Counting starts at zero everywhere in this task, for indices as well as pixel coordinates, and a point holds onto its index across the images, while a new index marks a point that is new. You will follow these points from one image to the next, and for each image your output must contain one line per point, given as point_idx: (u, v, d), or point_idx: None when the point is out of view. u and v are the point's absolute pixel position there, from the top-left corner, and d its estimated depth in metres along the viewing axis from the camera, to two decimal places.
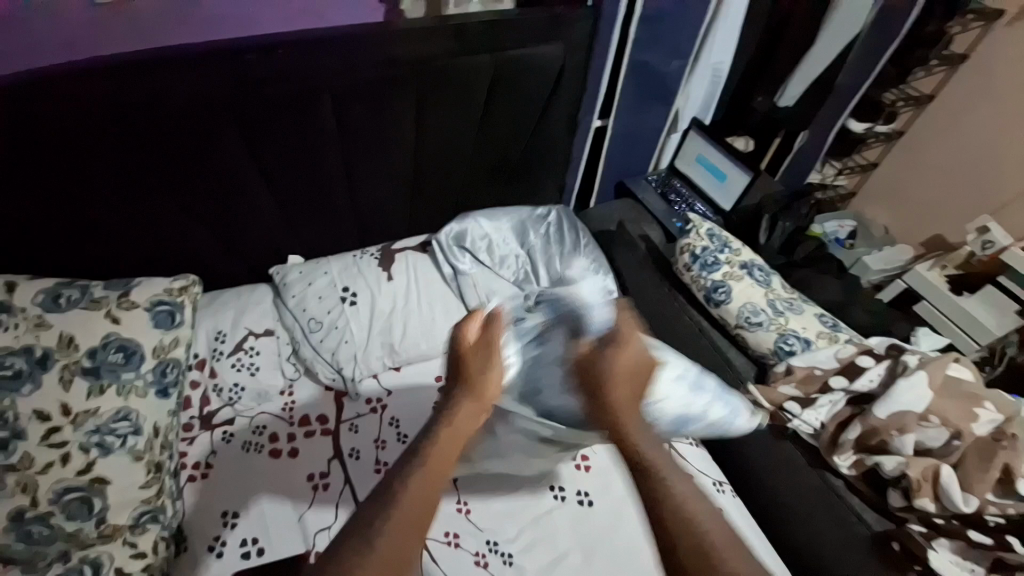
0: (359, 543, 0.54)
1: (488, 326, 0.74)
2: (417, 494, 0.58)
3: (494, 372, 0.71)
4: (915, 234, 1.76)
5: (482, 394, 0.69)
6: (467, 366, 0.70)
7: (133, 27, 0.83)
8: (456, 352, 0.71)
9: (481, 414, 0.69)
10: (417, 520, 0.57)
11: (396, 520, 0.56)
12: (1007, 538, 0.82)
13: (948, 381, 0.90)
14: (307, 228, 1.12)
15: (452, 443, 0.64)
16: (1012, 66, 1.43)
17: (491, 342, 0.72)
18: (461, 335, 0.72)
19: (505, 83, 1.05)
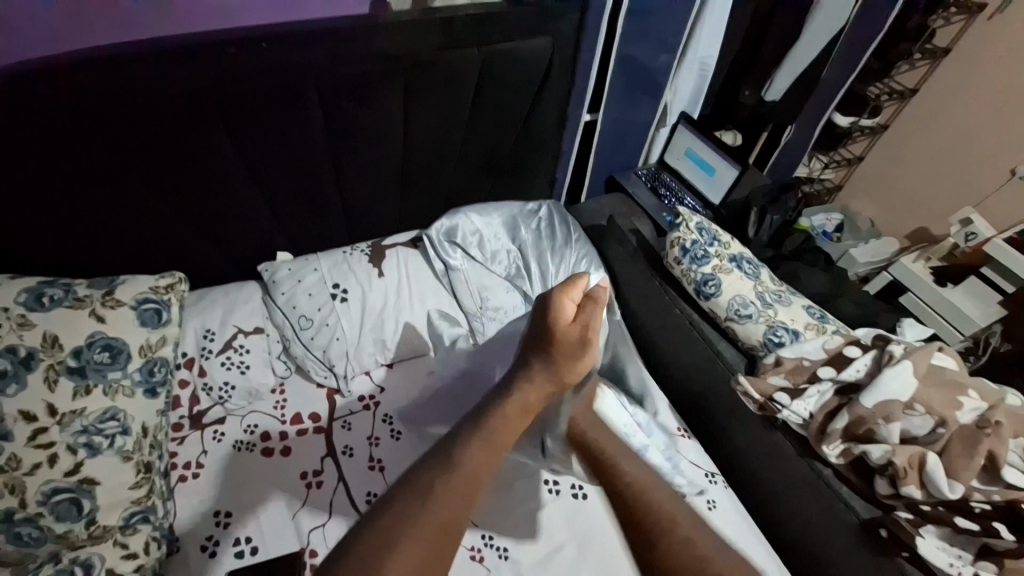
0: (414, 507, 0.52)
1: (587, 304, 0.73)
2: (477, 462, 0.57)
3: (585, 353, 0.71)
4: (899, 227, 1.78)
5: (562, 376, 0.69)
6: (559, 341, 0.69)
7: (108, 19, 0.81)
8: (552, 322, 0.70)
9: (557, 392, 0.69)
10: (473, 488, 0.56)
11: (452, 486, 0.54)
12: (992, 525, 0.83)
13: (932, 370, 0.92)
14: (295, 224, 1.11)
15: (523, 414, 0.65)
16: (993, 60, 1.46)
17: (590, 325, 0.72)
18: (558, 306, 0.71)
19: (493, 77, 1.04)
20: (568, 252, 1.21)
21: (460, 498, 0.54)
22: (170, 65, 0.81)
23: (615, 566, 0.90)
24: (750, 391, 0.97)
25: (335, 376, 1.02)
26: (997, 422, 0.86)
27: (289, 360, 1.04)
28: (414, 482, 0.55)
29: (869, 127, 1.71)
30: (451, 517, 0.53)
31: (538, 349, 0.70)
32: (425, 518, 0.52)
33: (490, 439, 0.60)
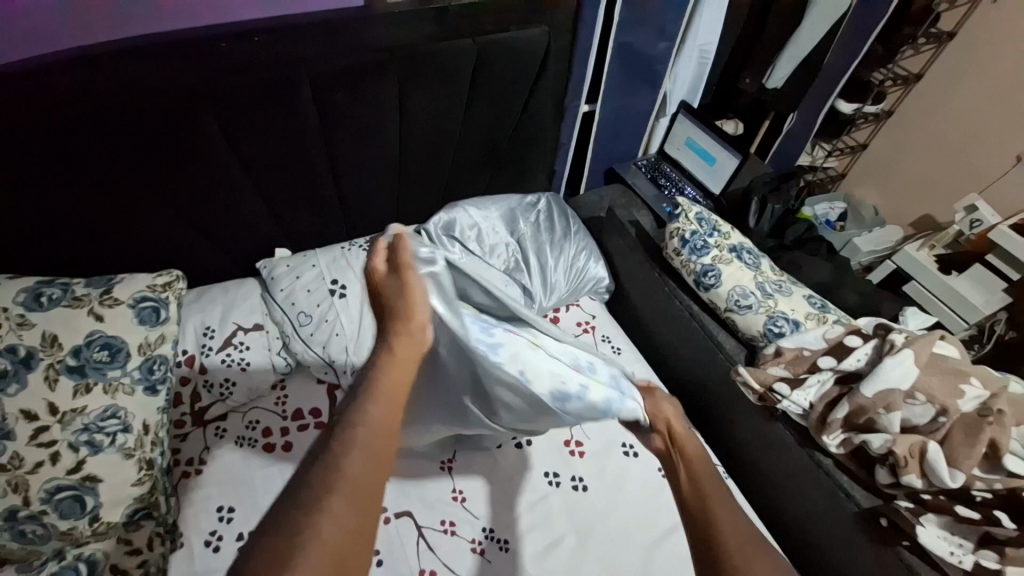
0: (328, 484, 0.48)
1: (393, 251, 0.69)
2: (378, 419, 0.54)
3: (413, 291, 0.66)
4: (904, 215, 1.76)
5: (410, 311, 0.65)
6: (384, 300, 0.67)
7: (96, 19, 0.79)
8: (375, 289, 0.68)
9: (419, 337, 0.65)
10: (384, 446, 0.53)
11: (360, 449, 0.51)
12: (993, 513, 0.81)
13: (935, 359, 0.91)
14: (293, 220, 1.11)
15: (401, 372, 0.60)
16: (999, 44, 1.43)
17: (402, 267, 0.67)
18: (369, 267, 0.69)
19: (488, 68, 1.03)
20: (566, 245, 1.20)
21: (372, 459, 0.51)
22: (166, 61, 0.81)
23: (615, 556, 0.90)
24: (750, 381, 0.96)
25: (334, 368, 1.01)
26: (1000, 410, 0.85)
27: (287, 354, 1.03)
28: (323, 453, 0.50)
29: (873, 113, 1.69)
30: (368, 482, 0.50)
31: (380, 316, 0.67)
32: (337, 489, 0.48)
33: (383, 394, 0.56)
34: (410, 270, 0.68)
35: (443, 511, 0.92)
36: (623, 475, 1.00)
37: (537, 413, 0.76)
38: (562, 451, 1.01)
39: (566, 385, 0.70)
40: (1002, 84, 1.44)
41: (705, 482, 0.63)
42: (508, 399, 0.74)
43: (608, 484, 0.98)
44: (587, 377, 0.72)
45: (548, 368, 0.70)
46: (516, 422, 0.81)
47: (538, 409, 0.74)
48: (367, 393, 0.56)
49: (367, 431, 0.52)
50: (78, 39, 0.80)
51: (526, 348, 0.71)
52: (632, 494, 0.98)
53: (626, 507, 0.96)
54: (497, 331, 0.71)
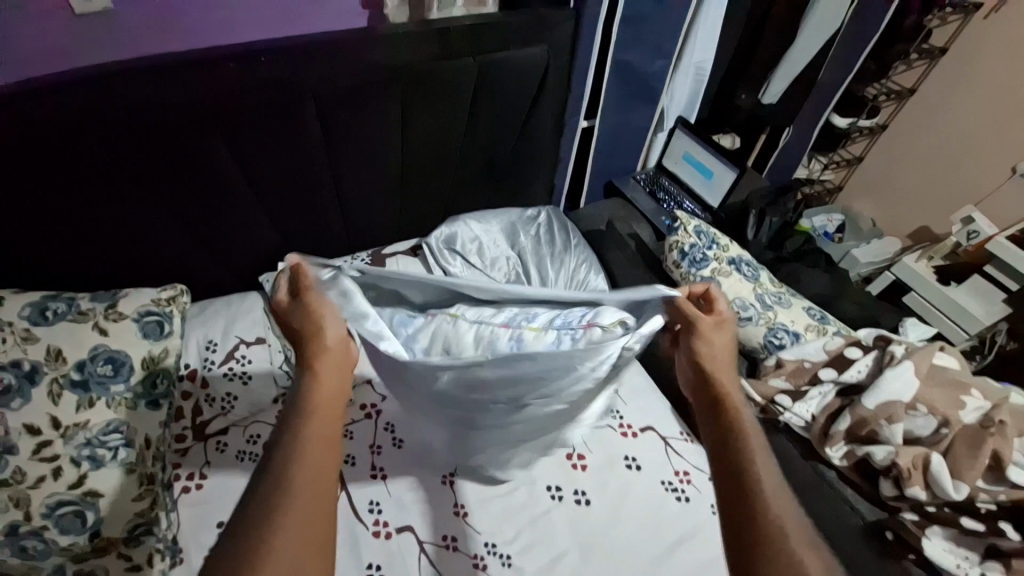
0: (277, 498, 0.51)
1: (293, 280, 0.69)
2: (315, 429, 0.58)
3: (319, 312, 0.66)
4: (900, 227, 1.79)
5: (320, 329, 0.66)
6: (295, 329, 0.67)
7: (111, 36, 0.86)
8: (283, 321, 0.69)
9: (339, 355, 0.66)
10: (327, 451, 0.57)
11: (305, 460, 0.55)
12: (997, 525, 0.82)
13: (935, 370, 0.91)
14: (296, 234, 1.12)
15: (329, 391, 0.62)
16: (988, 60, 1.46)
17: (304, 292, 0.68)
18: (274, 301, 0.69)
19: (488, 86, 1.06)
20: (566, 257, 1.21)
21: (318, 466, 0.55)
22: (176, 80, 0.83)
23: (619, 573, 0.89)
24: (752, 393, 0.96)
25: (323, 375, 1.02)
26: (1002, 421, 0.85)
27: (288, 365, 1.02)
28: (270, 471, 0.54)
29: (868, 127, 1.71)
30: (319, 485, 0.54)
31: (294, 342, 0.68)
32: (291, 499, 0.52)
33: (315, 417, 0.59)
34: (311, 291, 0.67)
35: (445, 527, 0.91)
36: (625, 489, 0.99)
37: (503, 390, 0.73)
38: (564, 466, 1.00)
39: (497, 341, 0.74)
40: (991, 100, 1.48)
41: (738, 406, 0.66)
42: (463, 385, 0.72)
43: (611, 497, 0.98)
44: (519, 330, 0.75)
45: (475, 333, 0.75)
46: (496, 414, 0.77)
47: (497, 382, 0.71)
48: (302, 409, 0.59)
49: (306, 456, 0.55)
50: (93, 55, 0.86)
51: (448, 322, 0.78)
52: (634, 509, 0.97)
53: (628, 522, 0.95)
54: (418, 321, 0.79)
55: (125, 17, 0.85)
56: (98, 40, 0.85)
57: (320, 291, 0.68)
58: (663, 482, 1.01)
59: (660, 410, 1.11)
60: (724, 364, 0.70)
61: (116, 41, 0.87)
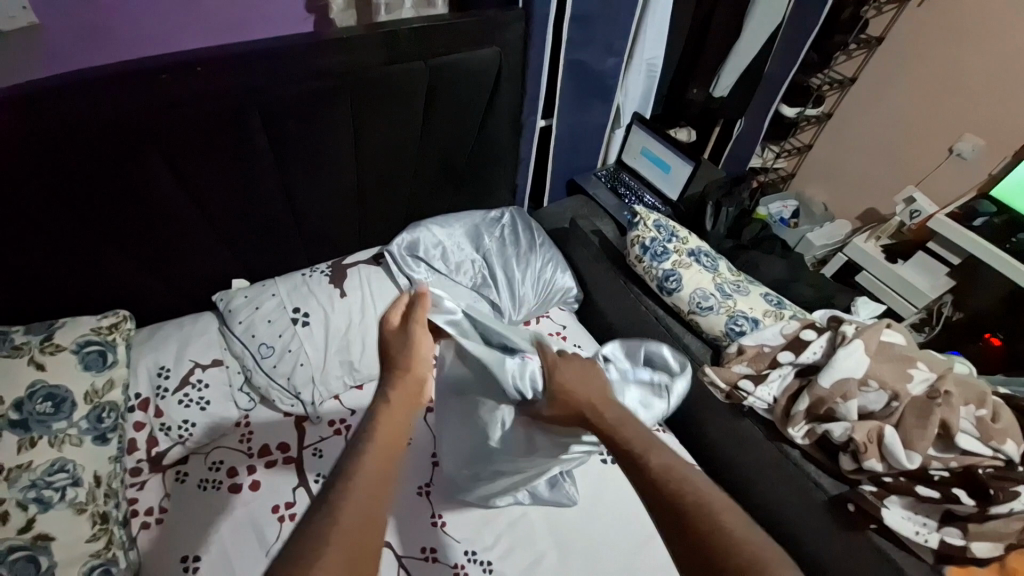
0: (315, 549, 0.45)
1: (412, 310, 0.70)
2: (373, 478, 0.53)
3: (421, 348, 0.68)
4: (849, 209, 1.88)
5: (412, 362, 0.66)
6: (391, 358, 0.67)
7: (49, 50, 0.86)
8: (382, 343, 0.69)
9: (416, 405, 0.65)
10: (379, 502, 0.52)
11: (352, 507, 0.50)
12: (951, 490, 0.84)
13: (883, 346, 0.94)
14: (250, 250, 1.08)
15: (390, 445, 0.57)
16: (922, 50, 1.54)
17: (415, 322, 0.68)
18: (387, 319, 0.70)
19: (441, 90, 1.05)
20: (533, 258, 1.21)
21: (367, 520, 0.50)
22: (98, 96, 0.77)
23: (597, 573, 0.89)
24: (717, 379, 0.97)
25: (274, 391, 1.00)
26: (947, 393, 0.88)
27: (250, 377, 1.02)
28: None
29: (815, 116, 1.79)
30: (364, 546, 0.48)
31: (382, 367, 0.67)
32: (329, 552, 0.45)
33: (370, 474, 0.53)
34: (424, 327, 0.69)
35: (423, 538, 0.90)
36: (600, 485, 1.00)
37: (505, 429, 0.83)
38: None
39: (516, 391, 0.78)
40: (926, 88, 1.56)
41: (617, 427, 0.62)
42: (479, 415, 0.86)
43: (586, 493, 0.98)
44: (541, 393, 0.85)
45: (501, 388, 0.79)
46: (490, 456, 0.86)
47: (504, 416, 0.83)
48: (359, 451, 0.55)
49: (348, 524, 0.48)
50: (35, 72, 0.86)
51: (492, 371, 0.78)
52: (611, 502, 0.98)
53: (605, 518, 0.96)
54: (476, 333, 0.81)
55: (64, 32, 0.86)
56: (39, 55, 0.85)
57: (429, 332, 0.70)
58: None
59: None
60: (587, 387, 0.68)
61: (45, 57, 0.86)
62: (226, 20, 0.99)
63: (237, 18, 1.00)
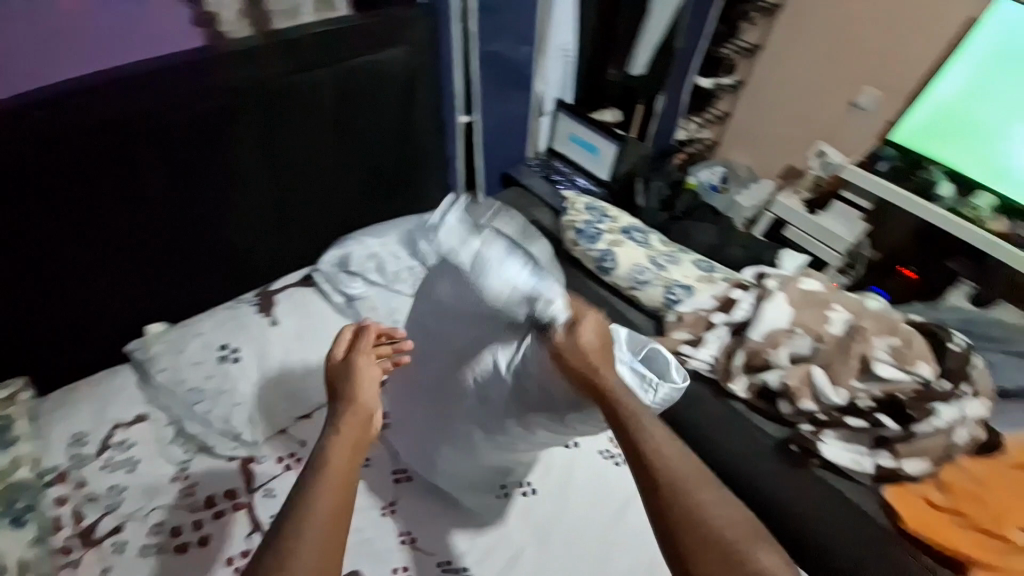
0: None
1: (353, 343, 0.74)
2: (328, 509, 0.53)
3: (364, 375, 0.69)
4: (771, 167, 1.94)
5: (356, 391, 0.67)
6: (337, 390, 0.69)
7: None
8: (329, 376, 0.72)
9: (368, 428, 0.65)
10: (336, 532, 0.52)
11: (309, 538, 0.50)
12: (876, 417, 0.90)
13: (803, 295, 1.00)
14: (167, 291, 1.00)
15: (341, 473, 0.58)
16: (814, 13, 1.66)
17: (357, 353, 0.71)
18: (332, 355, 0.73)
19: (353, 96, 1.02)
20: None
21: (326, 553, 0.50)
22: None
23: (574, 557, 0.90)
24: None
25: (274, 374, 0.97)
26: (862, 328, 0.95)
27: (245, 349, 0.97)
28: None
29: (728, 85, 1.87)
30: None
31: (331, 399, 0.69)
32: None
33: (323, 507, 0.53)
34: (366, 356, 0.72)
35: (394, 559, 0.87)
36: (567, 471, 1.00)
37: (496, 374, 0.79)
38: None
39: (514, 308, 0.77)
40: (823, 47, 1.68)
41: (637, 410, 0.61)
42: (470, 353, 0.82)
43: (554, 482, 0.99)
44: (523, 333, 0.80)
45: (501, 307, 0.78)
46: (471, 400, 0.82)
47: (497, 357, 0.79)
48: (314, 481, 0.55)
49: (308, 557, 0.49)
50: None
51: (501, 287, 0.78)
52: (579, 485, 0.99)
53: (575, 501, 0.97)
54: (518, 253, 0.79)
55: None
56: None
57: (368, 357, 0.72)
58: (601, 452, 1.04)
59: None
60: (601, 361, 0.67)
61: None
62: (110, 43, 0.82)
63: (123, 41, 0.83)
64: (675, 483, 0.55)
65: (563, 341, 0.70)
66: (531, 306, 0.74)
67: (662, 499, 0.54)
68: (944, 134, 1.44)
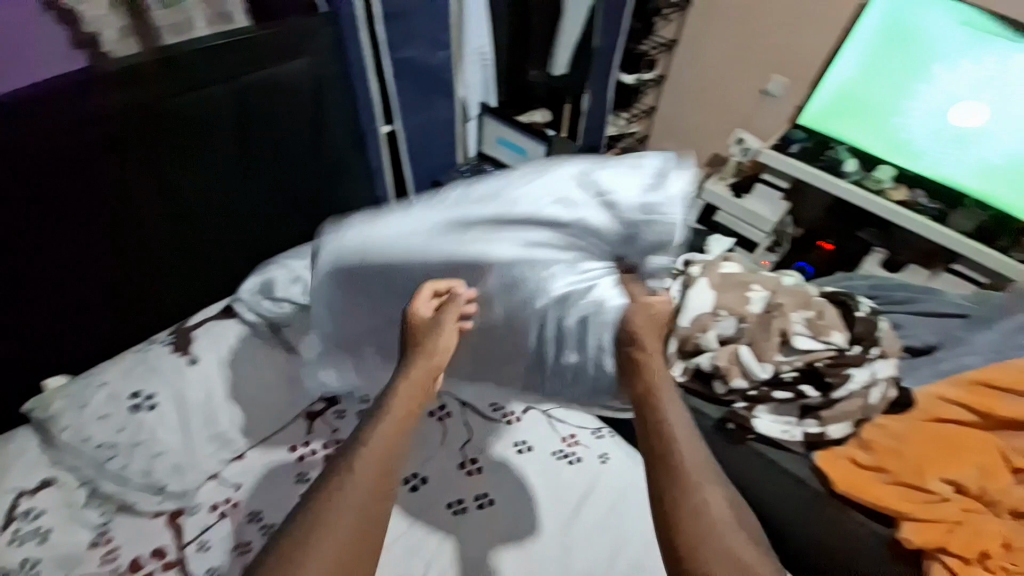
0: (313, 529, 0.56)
1: (438, 298, 0.77)
2: (376, 464, 0.62)
3: (446, 335, 0.75)
4: (699, 156, 2.03)
5: (430, 349, 0.74)
6: (420, 338, 0.74)
7: None
8: (410, 321, 0.75)
9: (431, 379, 0.73)
10: (381, 480, 0.61)
11: (354, 492, 0.59)
12: (800, 387, 0.96)
13: (724, 277, 1.05)
14: (64, 338, 0.89)
15: (397, 430, 0.66)
16: (719, 6, 1.76)
17: (445, 311, 0.75)
18: (415, 309, 0.75)
19: (257, 111, 0.97)
20: None
21: (369, 499, 0.60)
22: None
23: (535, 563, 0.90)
24: None
25: (338, 251, 0.80)
26: (779, 304, 1.01)
27: (360, 216, 0.81)
28: None
29: (652, 79, 1.93)
30: (363, 522, 0.58)
31: (405, 344, 0.75)
32: (324, 535, 0.56)
33: (374, 458, 0.62)
34: (450, 317, 0.76)
35: None
36: (520, 476, 1.01)
37: (551, 293, 0.77)
38: (458, 476, 1.00)
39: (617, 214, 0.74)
40: (731, 40, 1.78)
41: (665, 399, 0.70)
42: (553, 252, 0.75)
43: (509, 489, 0.99)
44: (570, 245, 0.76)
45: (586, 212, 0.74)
46: (509, 295, 0.79)
47: (566, 279, 0.77)
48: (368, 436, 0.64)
49: (355, 502, 0.59)
50: None
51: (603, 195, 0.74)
52: (534, 489, 1.00)
53: (531, 502, 0.98)
54: (690, 206, 0.75)
55: None
56: None
57: (455, 324, 0.76)
58: (555, 453, 1.05)
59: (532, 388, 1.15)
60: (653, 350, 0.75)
61: None
62: None
63: None
64: (690, 472, 0.63)
65: (648, 306, 0.77)
66: (658, 257, 0.78)
67: (673, 475, 0.62)
68: (847, 114, 1.56)
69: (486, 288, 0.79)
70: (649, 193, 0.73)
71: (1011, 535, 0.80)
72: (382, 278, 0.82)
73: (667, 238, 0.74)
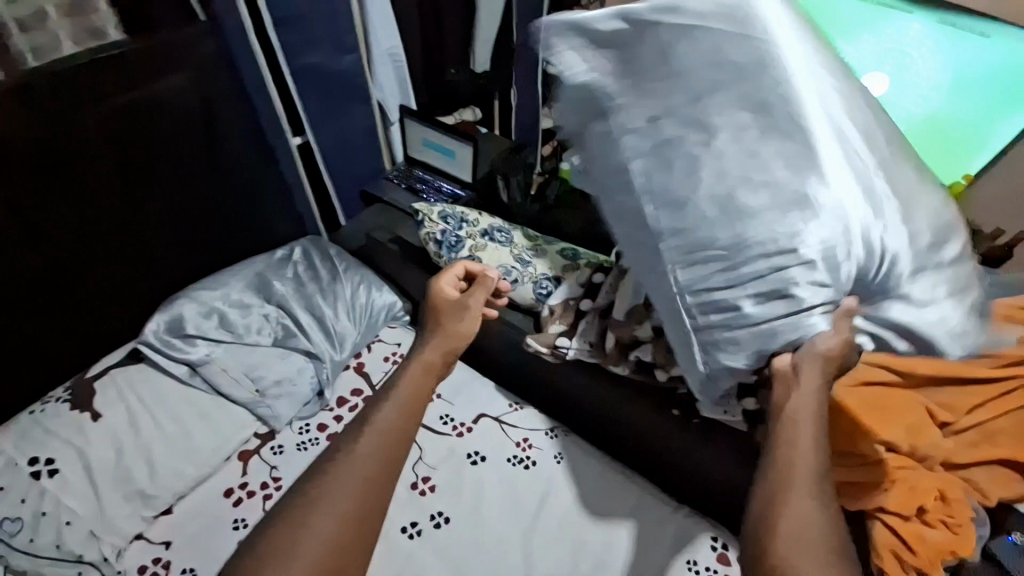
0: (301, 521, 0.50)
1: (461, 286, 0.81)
2: (388, 442, 0.56)
3: (468, 318, 0.73)
4: None
5: (453, 324, 0.72)
6: (441, 314, 0.74)
7: None
8: (433, 294, 0.78)
9: (451, 354, 0.69)
10: (392, 459, 0.56)
11: (359, 479, 0.53)
12: None
13: None
14: None
15: (412, 411, 0.60)
16: None
17: (470, 296, 0.77)
18: (439, 289, 0.78)
19: (135, 136, 0.89)
20: (339, 287, 1.09)
21: (371, 484, 0.54)
22: None
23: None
24: (538, 348, 0.98)
25: None
26: None
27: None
28: None
29: None
30: (365, 508, 0.52)
31: (429, 315, 0.74)
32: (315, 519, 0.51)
33: (387, 432, 0.57)
34: (473, 303, 0.77)
35: None
36: (475, 490, 0.99)
37: (809, 229, 0.55)
38: (412, 497, 0.98)
39: (901, 251, 0.58)
40: None
41: (804, 421, 0.53)
42: (878, 188, 0.58)
43: (465, 505, 0.97)
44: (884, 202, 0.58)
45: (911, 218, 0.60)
46: (756, 188, 0.56)
47: (817, 245, 0.55)
48: (379, 409, 0.59)
49: (357, 485, 0.53)
50: None
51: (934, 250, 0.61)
52: (491, 500, 0.98)
53: (489, 515, 0.96)
54: (939, 341, 0.62)
55: None
56: None
57: (472, 314, 0.75)
58: (510, 459, 1.03)
59: (482, 395, 1.12)
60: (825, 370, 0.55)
61: None
62: None
63: None
64: (791, 498, 0.49)
65: (833, 367, 0.56)
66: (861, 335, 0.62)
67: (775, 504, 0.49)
68: None
69: (772, 154, 0.56)
70: (926, 302, 0.60)
71: (946, 485, 0.81)
72: (679, 88, 0.60)
73: (929, 318, 0.60)
